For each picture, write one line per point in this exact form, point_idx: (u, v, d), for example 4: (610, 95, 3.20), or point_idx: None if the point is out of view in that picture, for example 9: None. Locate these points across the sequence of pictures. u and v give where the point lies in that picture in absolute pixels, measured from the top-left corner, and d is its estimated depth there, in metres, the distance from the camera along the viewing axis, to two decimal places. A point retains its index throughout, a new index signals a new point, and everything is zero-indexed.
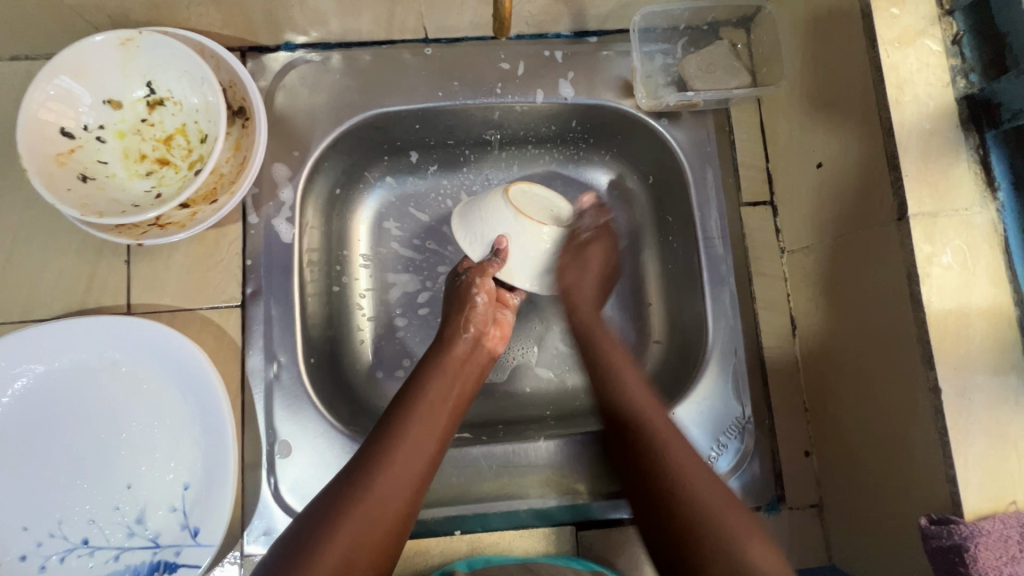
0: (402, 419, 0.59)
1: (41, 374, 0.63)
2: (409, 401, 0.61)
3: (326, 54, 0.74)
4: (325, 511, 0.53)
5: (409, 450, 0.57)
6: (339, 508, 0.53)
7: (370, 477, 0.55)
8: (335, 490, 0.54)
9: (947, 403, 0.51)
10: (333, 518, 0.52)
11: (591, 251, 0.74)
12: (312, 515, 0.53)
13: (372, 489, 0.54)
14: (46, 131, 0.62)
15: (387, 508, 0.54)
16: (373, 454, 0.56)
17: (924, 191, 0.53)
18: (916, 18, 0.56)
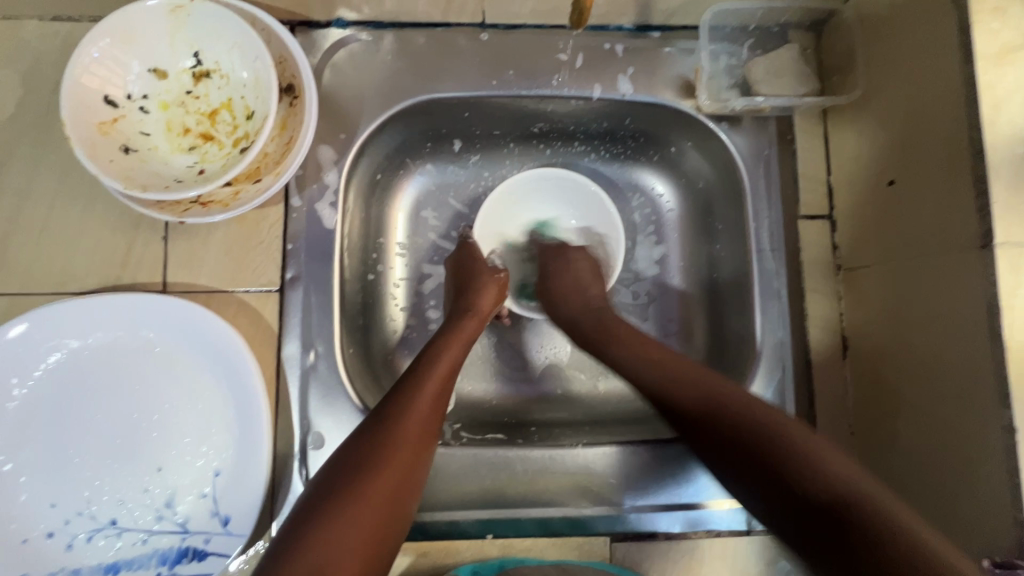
0: (407, 395, 0.56)
1: (74, 349, 0.61)
2: (407, 390, 0.57)
3: (378, 34, 0.71)
4: (333, 484, 0.49)
5: (421, 417, 0.55)
6: (362, 468, 0.50)
7: (385, 450, 0.51)
8: (343, 465, 0.51)
9: (1022, 443, 0.49)
10: (349, 488, 0.48)
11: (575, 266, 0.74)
12: (318, 493, 0.49)
13: (390, 461, 0.51)
14: (89, 98, 0.60)
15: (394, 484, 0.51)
16: (378, 429, 0.53)
17: (1013, 220, 0.51)
18: (1019, 33, 0.53)
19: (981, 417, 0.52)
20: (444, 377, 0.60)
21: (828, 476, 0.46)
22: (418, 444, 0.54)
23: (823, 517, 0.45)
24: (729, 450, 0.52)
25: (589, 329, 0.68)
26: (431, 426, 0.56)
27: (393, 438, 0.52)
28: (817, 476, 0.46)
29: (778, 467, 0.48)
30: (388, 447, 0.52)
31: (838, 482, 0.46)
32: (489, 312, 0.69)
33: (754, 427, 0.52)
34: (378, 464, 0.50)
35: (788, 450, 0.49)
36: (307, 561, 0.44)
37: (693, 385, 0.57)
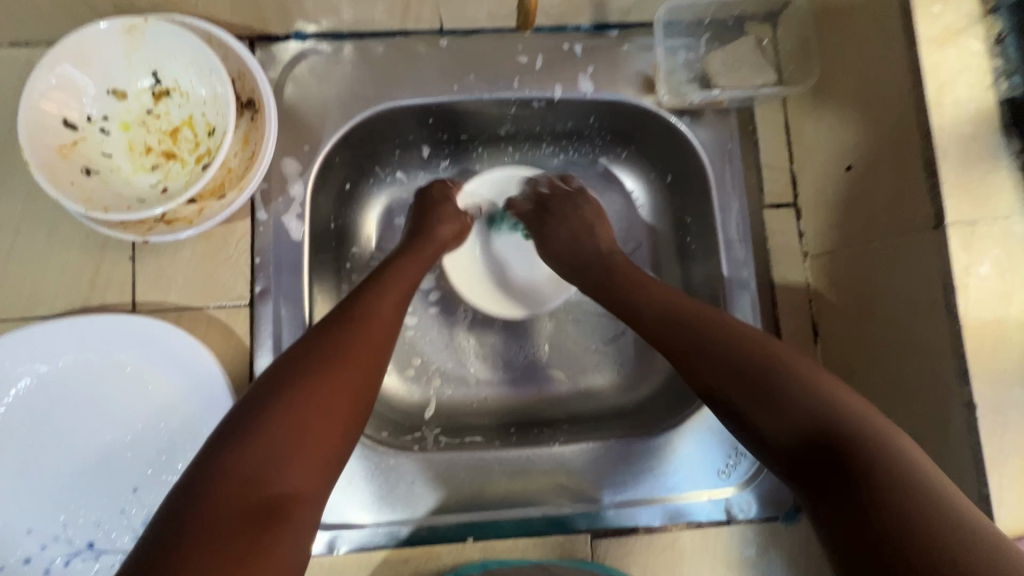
0: (365, 308, 0.56)
1: (44, 374, 0.61)
2: (365, 303, 0.56)
3: (338, 45, 0.71)
4: (282, 381, 0.48)
5: (380, 328, 0.55)
6: (315, 368, 0.49)
7: (343, 349, 0.51)
8: (298, 361, 0.50)
9: (983, 419, 0.49)
10: (306, 378, 0.48)
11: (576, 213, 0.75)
12: (272, 383, 0.48)
13: (346, 358, 0.51)
14: (47, 122, 0.59)
15: (349, 385, 0.50)
16: (335, 335, 0.52)
17: (963, 199, 0.51)
18: (959, 16, 0.53)
19: (944, 394, 0.52)
20: (401, 295, 0.60)
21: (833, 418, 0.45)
22: (375, 349, 0.53)
23: (823, 450, 0.44)
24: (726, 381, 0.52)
25: (599, 272, 0.68)
26: (386, 339, 0.55)
27: (353, 334, 0.53)
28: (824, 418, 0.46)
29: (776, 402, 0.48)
30: (345, 348, 0.51)
31: (848, 428, 0.44)
32: (446, 240, 0.71)
33: (743, 351, 0.52)
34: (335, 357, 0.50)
35: (799, 392, 0.48)
36: (255, 452, 0.43)
37: (707, 340, 0.55)
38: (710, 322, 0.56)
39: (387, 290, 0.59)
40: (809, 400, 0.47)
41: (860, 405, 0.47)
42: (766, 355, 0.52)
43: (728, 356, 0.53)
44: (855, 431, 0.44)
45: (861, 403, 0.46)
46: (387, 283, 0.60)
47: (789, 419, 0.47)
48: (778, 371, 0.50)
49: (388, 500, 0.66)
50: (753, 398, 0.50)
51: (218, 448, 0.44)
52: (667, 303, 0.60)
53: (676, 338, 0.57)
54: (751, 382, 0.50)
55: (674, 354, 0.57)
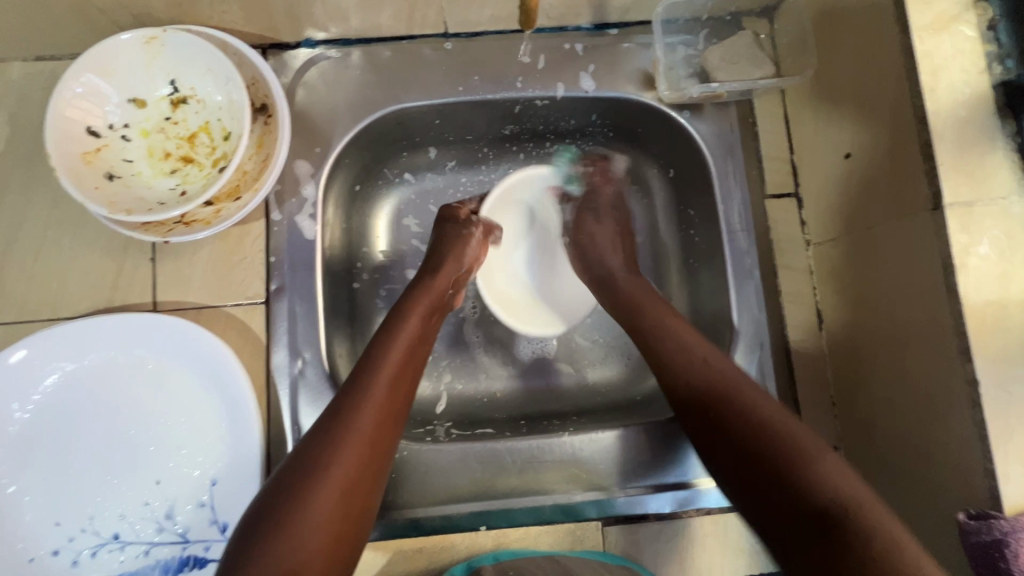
0: (375, 364, 0.57)
1: (70, 371, 0.64)
2: (377, 356, 0.58)
3: (346, 50, 0.74)
4: (304, 451, 0.51)
5: (391, 382, 0.56)
6: (334, 435, 0.51)
7: (356, 410, 0.53)
8: (319, 429, 0.52)
9: (986, 396, 0.50)
10: (316, 459, 0.50)
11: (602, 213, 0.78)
12: (298, 453, 0.51)
13: (350, 426, 0.52)
14: (72, 130, 0.62)
15: (365, 445, 0.52)
16: (350, 396, 0.54)
17: (960, 181, 0.52)
18: (951, 3, 0.55)
19: (947, 373, 0.53)
20: (412, 342, 0.61)
21: (825, 490, 0.46)
22: (389, 405, 0.55)
23: (811, 525, 0.46)
24: (736, 452, 0.52)
25: (625, 299, 0.69)
26: (399, 392, 0.57)
27: (366, 394, 0.54)
28: (818, 489, 0.47)
29: (779, 474, 0.49)
30: (359, 410, 0.53)
31: (844, 509, 0.45)
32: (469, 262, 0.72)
33: (750, 424, 0.52)
34: (337, 433, 0.51)
35: (800, 462, 0.48)
36: (281, 525, 0.46)
37: (727, 402, 0.54)
38: (732, 385, 0.56)
39: (396, 341, 0.60)
40: (808, 478, 0.47)
41: (850, 475, 0.48)
42: (782, 433, 0.51)
43: (748, 423, 0.52)
44: (849, 507, 0.45)
45: (858, 483, 0.47)
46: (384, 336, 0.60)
47: (787, 492, 0.48)
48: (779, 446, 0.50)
49: (402, 491, 0.67)
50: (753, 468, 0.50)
51: (250, 525, 0.47)
52: (698, 367, 0.58)
53: (692, 373, 0.58)
54: (750, 440, 0.51)
55: (683, 393, 0.58)
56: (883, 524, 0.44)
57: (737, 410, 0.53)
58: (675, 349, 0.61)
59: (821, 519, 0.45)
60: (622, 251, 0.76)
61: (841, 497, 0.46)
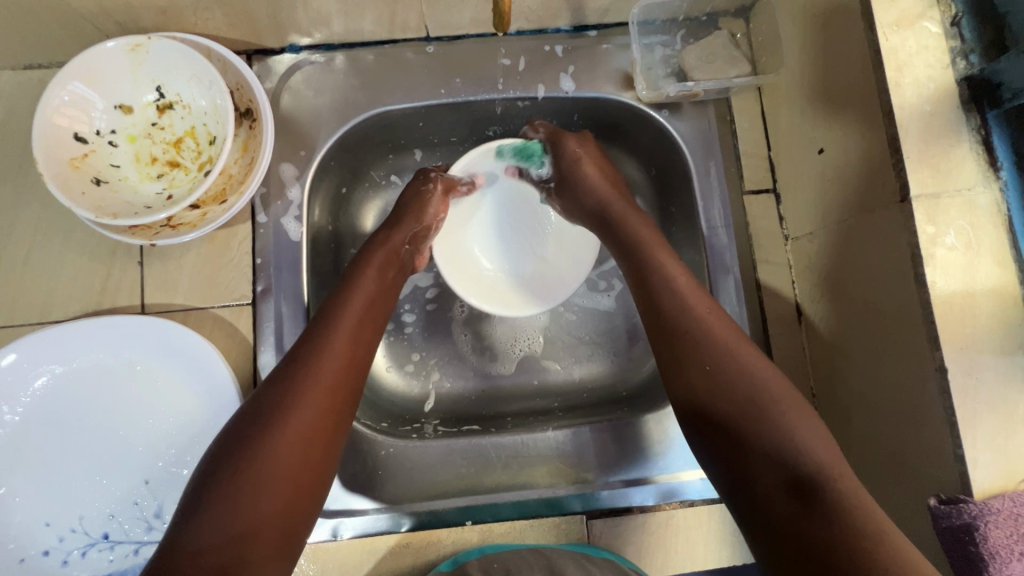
0: (322, 337, 0.56)
1: (60, 374, 0.65)
2: (322, 328, 0.57)
3: (330, 55, 0.75)
4: (247, 426, 0.49)
5: (337, 355, 0.55)
6: (272, 412, 0.50)
7: (300, 384, 0.52)
8: (260, 404, 0.51)
9: (954, 383, 0.51)
10: (245, 459, 0.47)
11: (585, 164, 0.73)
12: (238, 428, 0.49)
13: (285, 421, 0.50)
14: (60, 136, 0.64)
15: (306, 424, 0.51)
16: (294, 369, 0.53)
17: (927, 173, 0.54)
18: (915, 1, 0.56)
19: (918, 362, 0.54)
20: (359, 314, 0.60)
21: (803, 457, 0.49)
22: (338, 377, 0.54)
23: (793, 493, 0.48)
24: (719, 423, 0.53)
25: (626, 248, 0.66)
26: (348, 367, 0.56)
27: (312, 370, 0.53)
28: (798, 456, 0.49)
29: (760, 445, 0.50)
30: (303, 385, 0.52)
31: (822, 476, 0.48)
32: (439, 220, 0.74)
33: (746, 394, 0.53)
34: (288, 405, 0.50)
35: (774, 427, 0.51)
36: (225, 509, 0.45)
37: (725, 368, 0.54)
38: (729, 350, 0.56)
39: (340, 314, 0.58)
40: (793, 448, 0.49)
41: (827, 442, 0.50)
42: (764, 403, 0.52)
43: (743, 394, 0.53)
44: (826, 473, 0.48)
45: (832, 448, 0.50)
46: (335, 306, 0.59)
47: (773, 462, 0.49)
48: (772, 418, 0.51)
49: (389, 487, 0.68)
50: (735, 441, 0.52)
51: (191, 511, 0.46)
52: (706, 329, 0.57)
53: (687, 329, 0.57)
54: (740, 411, 0.52)
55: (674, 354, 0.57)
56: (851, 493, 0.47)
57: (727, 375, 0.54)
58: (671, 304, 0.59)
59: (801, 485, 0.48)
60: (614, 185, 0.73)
61: (818, 465, 0.48)
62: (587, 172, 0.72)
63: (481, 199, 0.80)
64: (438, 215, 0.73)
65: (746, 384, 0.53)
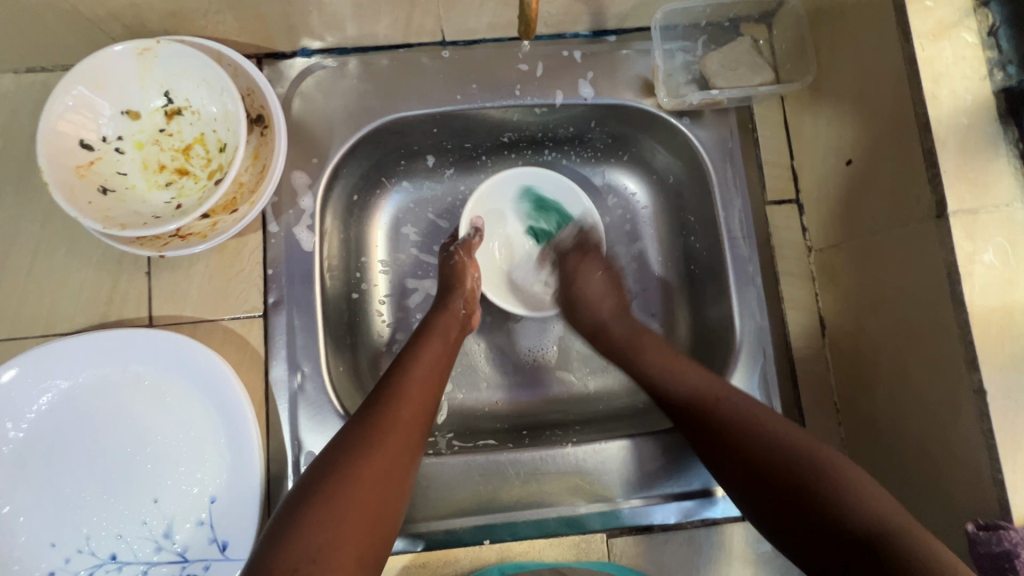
0: (400, 380, 0.58)
1: (65, 389, 0.63)
2: (399, 374, 0.59)
3: (343, 59, 0.73)
4: (333, 457, 0.51)
5: (417, 399, 0.58)
6: (360, 445, 0.51)
7: (384, 421, 0.54)
8: (349, 439, 0.52)
9: (993, 405, 0.49)
10: (335, 487, 0.48)
11: (585, 273, 0.77)
12: (325, 461, 0.51)
13: (371, 454, 0.51)
14: (66, 143, 0.61)
15: (392, 457, 0.52)
16: (378, 406, 0.55)
17: (963, 188, 0.52)
18: (952, 9, 0.54)
19: (954, 381, 0.53)
20: (434, 362, 0.62)
21: (863, 511, 0.47)
22: (417, 419, 0.56)
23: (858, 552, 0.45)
24: (766, 478, 0.52)
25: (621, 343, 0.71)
26: (424, 409, 0.58)
27: (393, 408, 0.55)
28: (854, 512, 0.47)
29: (809, 500, 0.49)
30: (387, 421, 0.54)
31: (884, 531, 0.45)
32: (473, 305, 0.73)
33: (782, 449, 0.53)
34: (369, 448, 0.51)
35: (824, 479, 0.49)
36: (311, 537, 0.45)
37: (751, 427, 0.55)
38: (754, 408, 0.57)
39: (416, 361, 0.61)
40: (852, 499, 0.48)
41: (887, 498, 0.48)
42: (809, 455, 0.52)
43: (774, 446, 0.53)
44: (889, 528, 0.46)
45: (893, 503, 0.48)
46: (416, 358, 0.62)
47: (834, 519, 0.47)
48: (813, 471, 0.50)
49: None
50: (790, 489, 0.50)
51: (277, 538, 0.45)
52: (701, 384, 0.61)
53: (702, 396, 0.60)
54: (785, 463, 0.52)
55: (697, 415, 0.59)
56: (930, 548, 0.44)
57: (757, 431, 0.55)
58: (674, 374, 0.64)
59: (866, 543, 0.45)
60: (616, 298, 0.76)
61: (880, 522, 0.46)
62: (590, 286, 0.76)
63: (495, 246, 0.82)
64: (477, 280, 0.74)
65: (799, 443, 0.53)
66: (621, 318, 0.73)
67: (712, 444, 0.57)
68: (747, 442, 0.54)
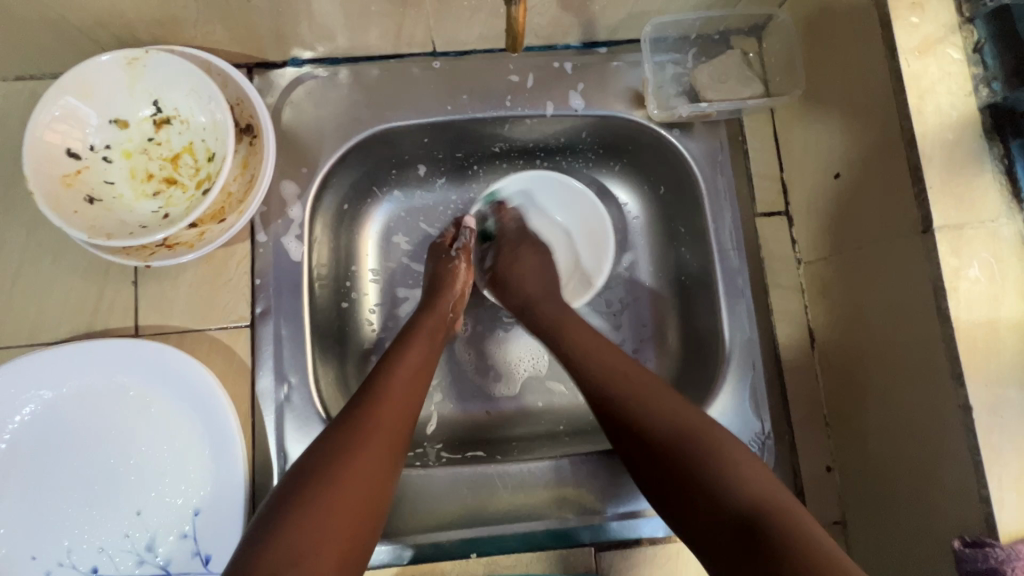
0: (385, 378, 0.58)
1: (49, 400, 0.62)
2: (384, 372, 0.59)
3: (334, 69, 0.73)
4: (316, 458, 0.50)
5: (402, 397, 0.57)
6: (344, 445, 0.51)
7: (368, 420, 0.53)
8: (333, 438, 0.52)
9: (979, 421, 0.49)
10: (314, 488, 0.48)
11: (521, 252, 0.76)
12: (308, 460, 0.50)
13: (355, 455, 0.50)
14: (52, 153, 0.61)
15: (376, 456, 0.51)
16: (361, 404, 0.55)
17: (949, 204, 0.52)
18: (937, 26, 0.55)
19: (940, 396, 0.53)
20: (420, 361, 0.62)
21: (736, 497, 0.48)
22: (402, 417, 0.56)
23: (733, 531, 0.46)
24: (652, 456, 0.53)
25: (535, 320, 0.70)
26: (410, 407, 0.57)
27: (377, 407, 0.55)
28: (730, 499, 0.48)
29: (692, 479, 0.50)
30: (371, 420, 0.53)
31: (764, 509, 0.47)
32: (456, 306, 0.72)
33: (668, 424, 0.54)
34: (352, 448, 0.51)
35: (705, 462, 0.50)
36: (290, 539, 0.44)
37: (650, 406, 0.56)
38: (648, 387, 0.58)
39: (401, 359, 0.61)
40: (723, 477, 0.49)
41: (764, 478, 0.49)
42: (691, 433, 0.53)
43: (672, 420, 0.54)
44: (762, 507, 0.47)
45: (769, 480, 0.49)
46: (402, 352, 0.62)
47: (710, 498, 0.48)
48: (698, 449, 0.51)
49: (391, 516, 0.65)
50: (673, 466, 0.51)
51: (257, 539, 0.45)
52: (613, 363, 0.61)
53: (597, 376, 0.60)
54: (663, 442, 0.53)
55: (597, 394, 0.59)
56: (807, 530, 0.45)
57: (645, 412, 0.55)
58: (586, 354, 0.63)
59: (740, 523, 0.46)
60: (546, 279, 0.74)
61: (754, 501, 0.47)
62: (521, 262, 0.75)
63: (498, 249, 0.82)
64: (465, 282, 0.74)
65: (711, 436, 0.52)
66: (546, 300, 0.71)
67: (608, 420, 0.58)
68: (641, 415, 0.55)
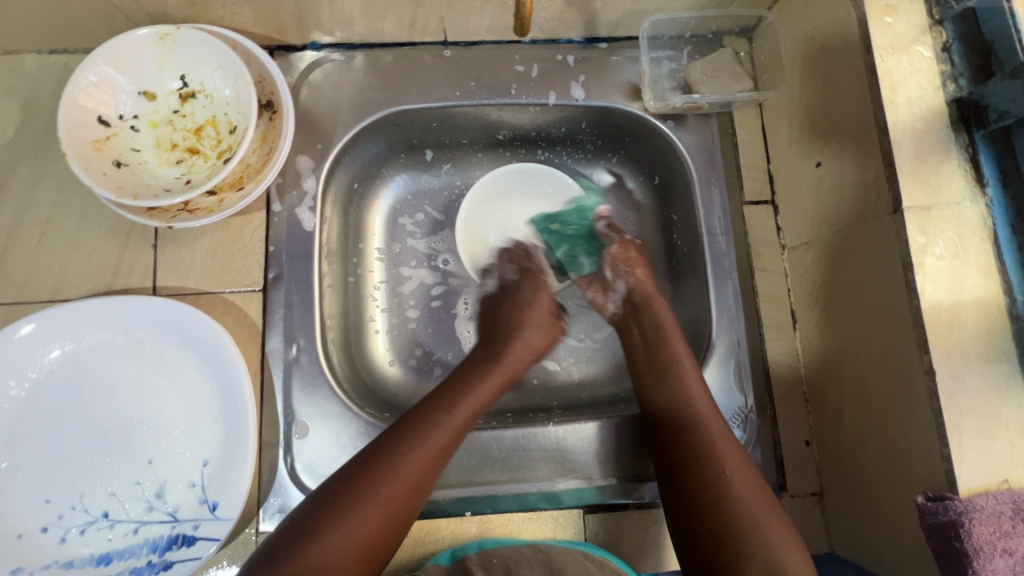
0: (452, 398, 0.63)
1: (70, 351, 0.65)
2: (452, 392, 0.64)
3: (350, 54, 0.78)
4: (378, 459, 0.57)
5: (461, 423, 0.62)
6: (402, 455, 0.57)
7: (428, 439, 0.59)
8: (396, 442, 0.58)
9: (942, 386, 0.53)
10: (365, 492, 0.55)
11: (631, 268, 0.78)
12: (371, 458, 0.58)
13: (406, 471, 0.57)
14: (84, 118, 0.65)
15: (422, 471, 0.58)
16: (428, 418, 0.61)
17: (918, 187, 0.57)
18: (909, 26, 0.60)
19: (908, 364, 0.57)
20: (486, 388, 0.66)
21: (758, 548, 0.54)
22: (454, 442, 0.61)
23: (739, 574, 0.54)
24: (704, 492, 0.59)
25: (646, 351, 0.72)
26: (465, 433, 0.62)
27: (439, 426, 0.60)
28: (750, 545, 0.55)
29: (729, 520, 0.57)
30: (431, 439, 0.59)
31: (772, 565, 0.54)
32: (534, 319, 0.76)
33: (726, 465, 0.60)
34: (407, 462, 0.57)
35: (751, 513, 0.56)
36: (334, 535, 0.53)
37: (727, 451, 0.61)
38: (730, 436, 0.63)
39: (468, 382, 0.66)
40: (755, 527, 0.56)
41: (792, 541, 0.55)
42: (747, 484, 0.58)
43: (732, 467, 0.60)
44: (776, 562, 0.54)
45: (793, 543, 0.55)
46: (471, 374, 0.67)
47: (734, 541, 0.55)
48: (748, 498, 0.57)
49: None
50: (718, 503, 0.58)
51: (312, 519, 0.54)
52: (695, 405, 0.65)
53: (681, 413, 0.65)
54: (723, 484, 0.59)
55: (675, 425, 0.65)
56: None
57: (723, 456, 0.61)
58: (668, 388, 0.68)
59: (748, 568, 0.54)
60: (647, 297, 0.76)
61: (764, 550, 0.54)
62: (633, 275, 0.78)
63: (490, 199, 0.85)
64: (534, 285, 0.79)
65: (763, 496, 0.57)
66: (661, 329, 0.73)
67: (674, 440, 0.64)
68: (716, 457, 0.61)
